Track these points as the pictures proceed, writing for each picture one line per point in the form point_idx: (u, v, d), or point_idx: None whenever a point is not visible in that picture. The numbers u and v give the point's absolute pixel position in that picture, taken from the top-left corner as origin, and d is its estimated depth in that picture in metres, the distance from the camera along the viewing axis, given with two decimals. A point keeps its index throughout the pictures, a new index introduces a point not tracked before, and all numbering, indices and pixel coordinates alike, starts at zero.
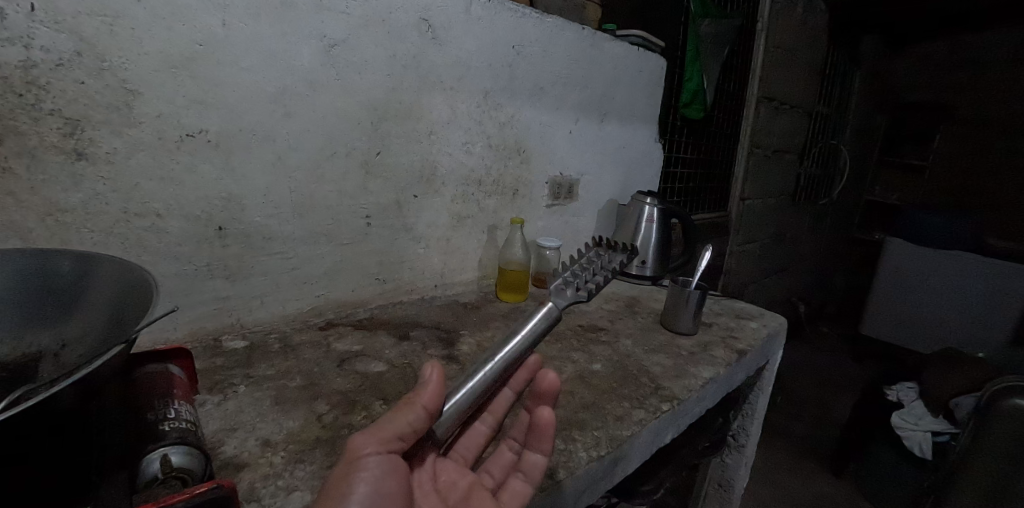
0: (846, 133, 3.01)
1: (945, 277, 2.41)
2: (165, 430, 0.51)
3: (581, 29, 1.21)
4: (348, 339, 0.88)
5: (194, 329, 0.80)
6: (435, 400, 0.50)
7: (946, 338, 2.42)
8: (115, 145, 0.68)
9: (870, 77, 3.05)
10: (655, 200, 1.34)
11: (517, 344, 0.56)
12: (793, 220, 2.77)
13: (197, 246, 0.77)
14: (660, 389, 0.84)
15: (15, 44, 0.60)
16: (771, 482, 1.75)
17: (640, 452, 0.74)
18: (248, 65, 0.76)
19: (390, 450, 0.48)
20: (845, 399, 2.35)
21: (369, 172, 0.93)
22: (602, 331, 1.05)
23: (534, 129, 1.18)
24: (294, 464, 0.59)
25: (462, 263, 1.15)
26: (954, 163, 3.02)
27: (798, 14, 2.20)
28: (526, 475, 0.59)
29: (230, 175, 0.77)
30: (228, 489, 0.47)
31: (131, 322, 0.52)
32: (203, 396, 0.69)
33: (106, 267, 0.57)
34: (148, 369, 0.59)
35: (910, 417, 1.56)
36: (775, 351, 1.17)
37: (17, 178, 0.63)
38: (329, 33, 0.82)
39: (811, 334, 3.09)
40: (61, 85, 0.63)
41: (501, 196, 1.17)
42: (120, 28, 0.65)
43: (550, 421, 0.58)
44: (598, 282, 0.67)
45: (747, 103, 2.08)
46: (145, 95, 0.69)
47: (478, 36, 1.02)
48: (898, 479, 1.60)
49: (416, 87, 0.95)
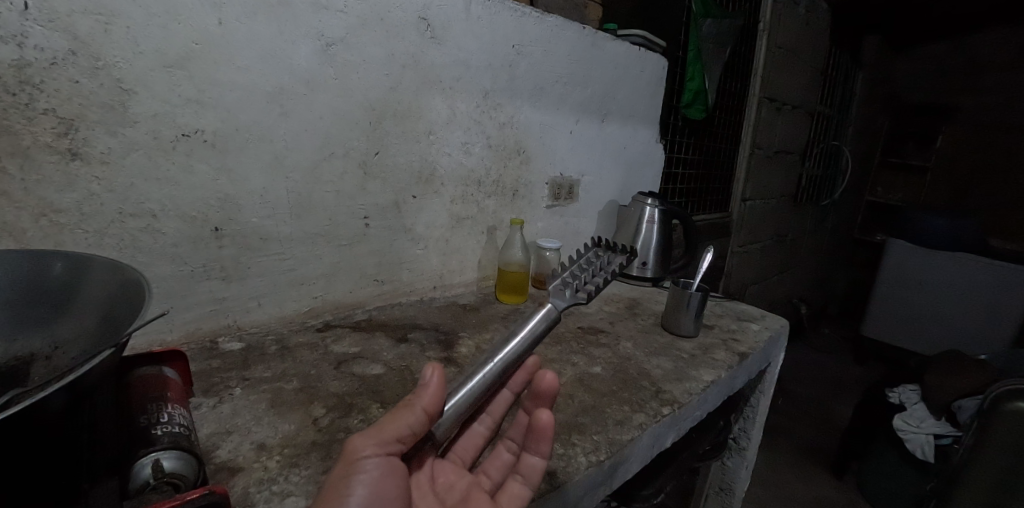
0: (848, 134, 3.00)
1: (947, 278, 2.40)
2: (158, 435, 0.51)
3: (582, 28, 1.19)
4: (346, 342, 0.88)
5: (190, 330, 0.79)
6: (435, 402, 0.49)
7: (947, 339, 2.41)
8: (109, 145, 0.67)
9: (872, 77, 3.03)
10: (656, 200, 1.33)
11: (516, 345, 0.55)
12: (794, 221, 2.75)
13: (192, 247, 0.76)
14: (661, 392, 0.83)
15: (9, 43, 0.59)
16: (772, 485, 1.74)
17: (640, 456, 0.72)
18: (244, 65, 0.75)
19: (389, 452, 0.47)
20: (846, 401, 2.34)
21: (367, 173, 0.92)
22: (602, 333, 1.04)
23: (534, 128, 1.17)
24: (289, 469, 0.58)
25: (461, 265, 1.14)
26: (956, 163, 3.01)
27: (800, 14, 2.19)
28: (525, 477, 0.57)
29: (226, 175, 0.77)
30: (220, 495, 0.46)
31: (123, 324, 0.51)
32: (198, 398, 0.68)
33: (98, 268, 0.56)
34: (142, 373, 0.58)
35: (911, 419, 1.54)
36: (776, 353, 1.16)
37: (11, 178, 0.62)
38: (327, 32, 0.81)
39: (812, 336, 3.08)
40: (55, 85, 0.62)
41: (501, 197, 1.16)
42: (115, 27, 0.65)
43: (549, 423, 0.56)
44: (598, 284, 0.66)
45: (749, 103, 2.07)
46: (140, 95, 0.68)
47: (478, 36, 1.01)
48: (899, 482, 1.59)
49: (414, 86, 0.94)
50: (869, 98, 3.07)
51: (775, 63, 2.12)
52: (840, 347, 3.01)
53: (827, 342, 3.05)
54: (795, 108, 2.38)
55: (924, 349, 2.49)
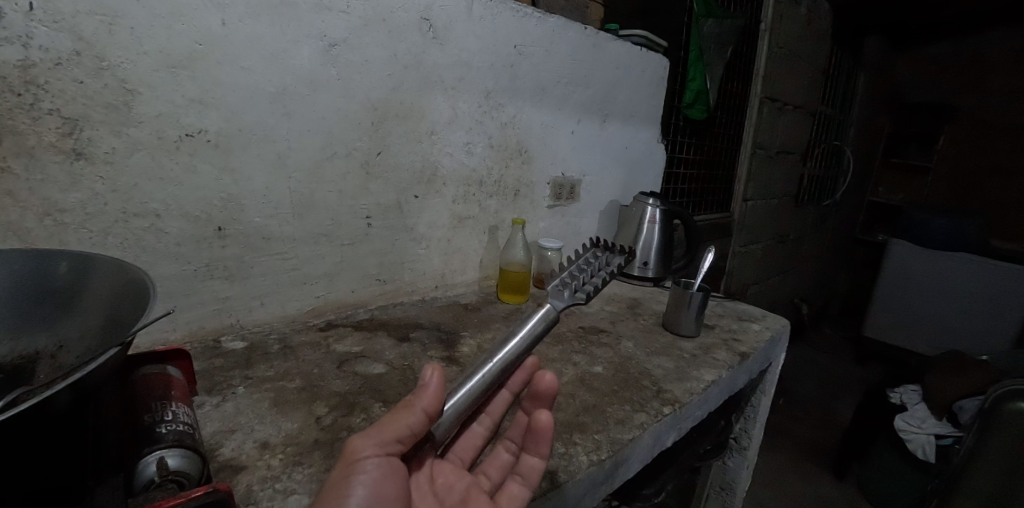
0: (850, 133, 3.00)
1: (948, 278, 2.40)
2: (162, 433, 0.51)
3: (584, 28, 1.20)
4: (349, 341, 0.88)
5: (193, 329, 0.79)
6: (435, 403, 0.49)
7: (948, 340, 2.41)
8: (114, 145, 0.67)
9: (874, 77, 3.03)
10: (657, 200, 1.33)
11: (515, 346, 0.55)
12: (796, 220, 2.75)
13: (196, 246, 0.76)
14: (662, 392, 0.83)
15: (14, 44, 0.60)
16: (772, 485, 1.74)
17: (640, 456, 0.73)
18: (248, 65, 0.75)
19: (389, 452, 0.48)
20: (846, 402, 2.34)
21: (370, 172, 0.92)
22: (603, 333, 1.04)
23: (535, 129, 1.17)
24: (292, 467, 0.59)
25: (463, 264, 1.14)
26: (958, 163, 3.00)
27: (802, 14, 2.19)
28: (524, 478, 0.58)
29: (230, 175, 0.77)
30: (224, 492, 0.46)
31: (128, 323, 0.51)
32: (202, 397, 0.69)
33: (103, 267, 0.57)
34: (146, 371, 0.59)
35: (913, 420, 1.54)
36: (778, 353, 1.16)
37: (16, 178, 0.62)
38: (329, 33, 0.82)
39: (813, 336, 3.08)
40: (60, 85, 0.63)
41: (502, 197, 1.16)
42: (119, 27, 0.65)
43: (548, 424, 0.56)
44: (597, 285, 0.67)
45: (750, 103, 2.07)
46: (144, 95, 0.68)
47: (481, 36, 1.01)
48: (899, 483, 1.59)
49: (416, 87, 0.94)
50: (871, 98, 3.06)
51: (777, 62, 2.12)
52: (841, 347, 3.01)
53: (828, 342, 3.05)
54: (796, 107, 2.38)
55: (925, 350, 2.49)
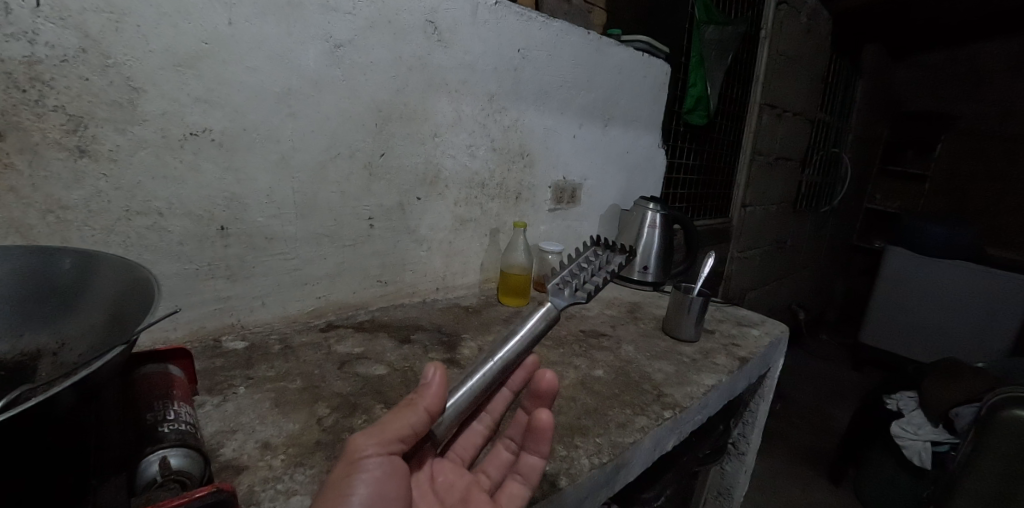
0: (847, 141, 3.01)
1: (946, 286, 2.41)
2: (165, 432, 0.51)
3: (587, 33, 1.20)
4: (349, 342, 0.88)
5: (194, 329, 0.79)
6: (437, 402, 0.50)
7: (946, 347, 2.41)
8: (117, 142, 0.67)
9: (873, 85, 3.05)
10: (658, 206, 1.33)
11: (515, 345, 0.55)
12: (793, 227, 2.75)
13: (197, 245, 0.76)
14: (662, 396, 0.84)
15: (19, 40, 0.60)
16: (769, 491, 1.74)
17: (639, 460, 0.72)
18: (252, 65, 0.75)
19: (391, 451, 0.47)
20: (843, 409, 2.34)
21: (372, 173, 0.92)
22: (604, 337, 1.04)
23: (537, 132, 1.17)
24: (294, 468, 0.58)
25: (463, 266, 1.14)
26: (954, 171, 3.03)
27: (801, 22, 2.21)
28: (524, 477, 0.58)
29: (232, 175, 0.77)
30: (228, 492, 0.46)
31: (132, 321, 0.51)
32: (203, 397, 0.68)
33: (108, 266, 0.56)
34: (148, 370, 0.58)
35: (909, 426, 1.55)
36: (776, 358, 1.16)
37: (19, 173, 0.62)
38: (335, 33, 0.82)
39: (809, 343, 3.09)
40: (66, 82, 0.63)
41: (504, 199, 1.16)
42: (125, 25, 0.65)
43: (549, 423, 0.57)
44: (598, 283, 0.67)
45: (750, 109, 2.07)
46: (150, 93, 0.68)
47: (485, 40, 1.02)
48: (896, 491, 1.58)
49: (421, 89, 0.95)
50: (870, 107, 3.08)
51: (777, 70, 2.13)
52: (839, 354, 3.01)
53: (825, 348, 3.06)
54: (796, 114, 2.39)
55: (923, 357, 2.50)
